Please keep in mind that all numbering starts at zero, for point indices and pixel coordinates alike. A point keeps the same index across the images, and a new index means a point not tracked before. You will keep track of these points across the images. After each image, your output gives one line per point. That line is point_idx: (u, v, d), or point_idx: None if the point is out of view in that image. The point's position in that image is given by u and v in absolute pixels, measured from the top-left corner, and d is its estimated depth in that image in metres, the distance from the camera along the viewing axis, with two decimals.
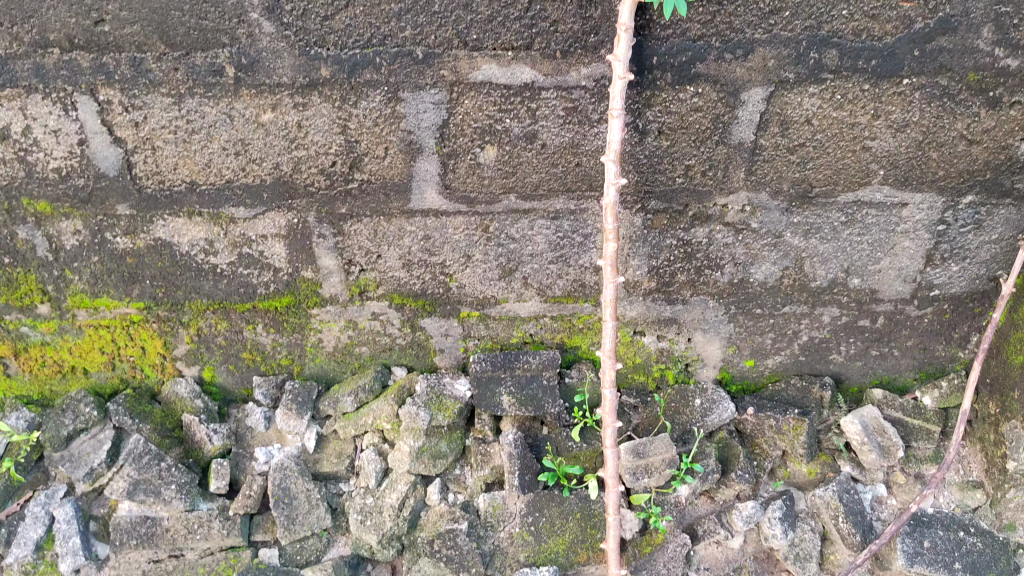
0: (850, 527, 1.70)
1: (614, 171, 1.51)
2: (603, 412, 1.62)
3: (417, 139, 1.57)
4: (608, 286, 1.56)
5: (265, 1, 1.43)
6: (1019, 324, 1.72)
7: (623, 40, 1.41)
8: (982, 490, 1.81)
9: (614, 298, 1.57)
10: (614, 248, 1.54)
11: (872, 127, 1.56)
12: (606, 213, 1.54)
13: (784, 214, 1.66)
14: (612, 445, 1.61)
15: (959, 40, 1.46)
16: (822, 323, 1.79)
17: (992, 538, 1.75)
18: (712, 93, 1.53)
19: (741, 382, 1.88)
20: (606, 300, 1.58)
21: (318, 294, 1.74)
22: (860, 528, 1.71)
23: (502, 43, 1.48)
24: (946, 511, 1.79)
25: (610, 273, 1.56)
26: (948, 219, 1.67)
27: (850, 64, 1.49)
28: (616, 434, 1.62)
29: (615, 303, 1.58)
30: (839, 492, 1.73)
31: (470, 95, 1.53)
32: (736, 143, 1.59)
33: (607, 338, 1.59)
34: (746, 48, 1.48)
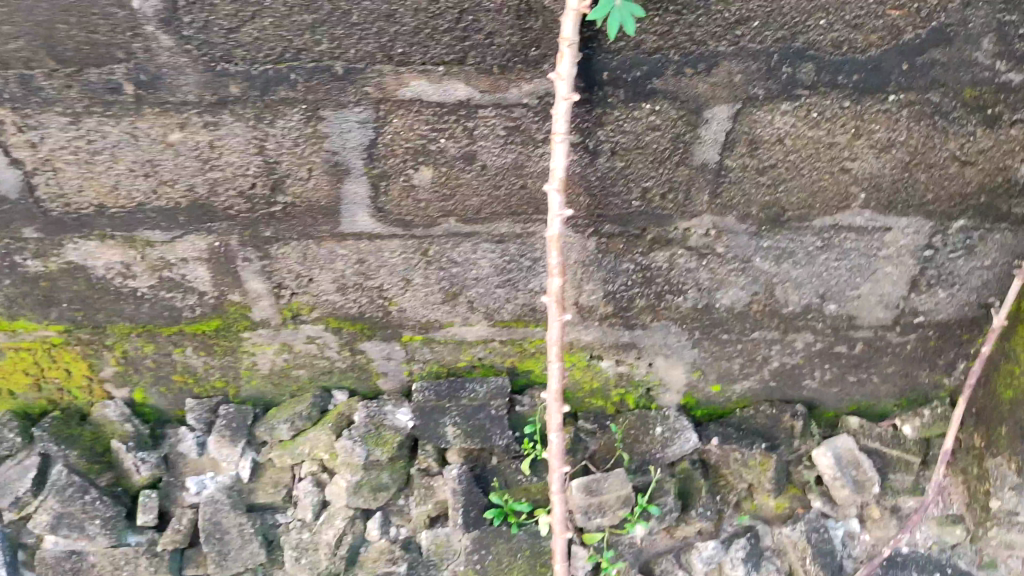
0: (817, 570, 1.62)
1: (558, 202, 1.35)
2: (550, 455, 1.51)
3: (344, 160, 1.44)
4: (554, 325, 1.43)
5: (160, 12, 1.26)
6: (1010, 356, 1.57)
7: (567, 55, 1.24)
8: (963, 525, 1.70)
9: (559, 337, 1.44)
10: (558, 284, 1.40)
11: (853, 147, 1.37)
12: (551, 246, 1.39)
13: (753, 238, 1.50)
14: (559, 491, 1.50)
15: (955, 52, 1.27)
16: (795, 349, 1.66)
17: None
18: (672, 111, 1.35)
19: (707, 406, 1.77)
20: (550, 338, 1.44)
21: (248, 317, 1.65)
22: (830, 570, 1.62)
23: (433, 57, 1.32)
24: (922, 552, 1.71)
25: (555, 311, 1.43)
26: (936, 244, 1.49)
27: (828, 80, 1.30)
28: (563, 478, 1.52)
29: (561, 342, 1.44)
30: (807, 531, 1.65)
31: (399, 113, 1.38)
32: (700, 164, 1.41)
33: (552, 377, 1.46)
34: (709, 63, 1.29)
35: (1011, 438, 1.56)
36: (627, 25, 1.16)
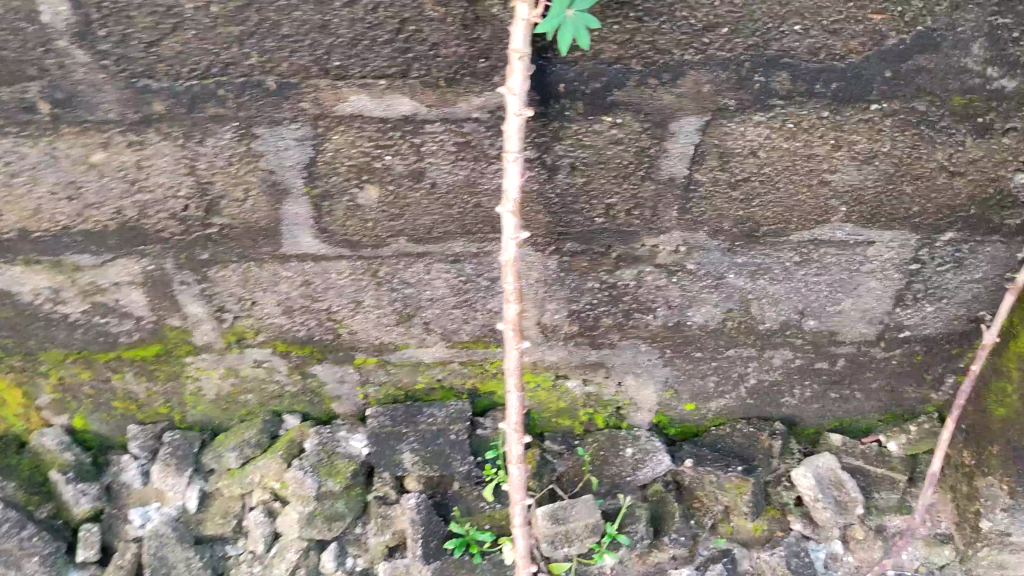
0: None
1: (513, 224, 1.23)
2: (511, 486, 1.42)
3: (282, 179, 1.33)
4: (511, 353, 1.31)
5: (73, 26, 1.14)
6: (1001, 372, 1.46)
7: (518, 68, 1.13)
8: (952, 545, 1.60)
9: (518, 367, 1.34)
10: (515, 311, 1.28)
11: (832, 159, 1.26)
12: (506, 270, 1.27)
13: (726, 254, 1.40)
14: (521, 524, 1.42)
15: (942, 58, 1.15)
16: (773, 365, 1.58)
17: None
18: (635, 123, 1.24)
19: (681, 426, 1.69)
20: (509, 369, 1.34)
21: (190, 342, 1.55)
22: None
23: (374, 70, 1.20)
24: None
25: (512, 338, 1.31)
26: (922, 257, 1.39)
27: (804, 89, 1.19)
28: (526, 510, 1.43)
29: (519, 372, 1.34)
30: (787, 556, 1.57)
31: (340, 129, 1.27)
32: (667, 179, 1.30)
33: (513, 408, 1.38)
34: (675, 72, 1.18)
35: (1002, 458, 1.46)
36: (581, 39, 1.03)
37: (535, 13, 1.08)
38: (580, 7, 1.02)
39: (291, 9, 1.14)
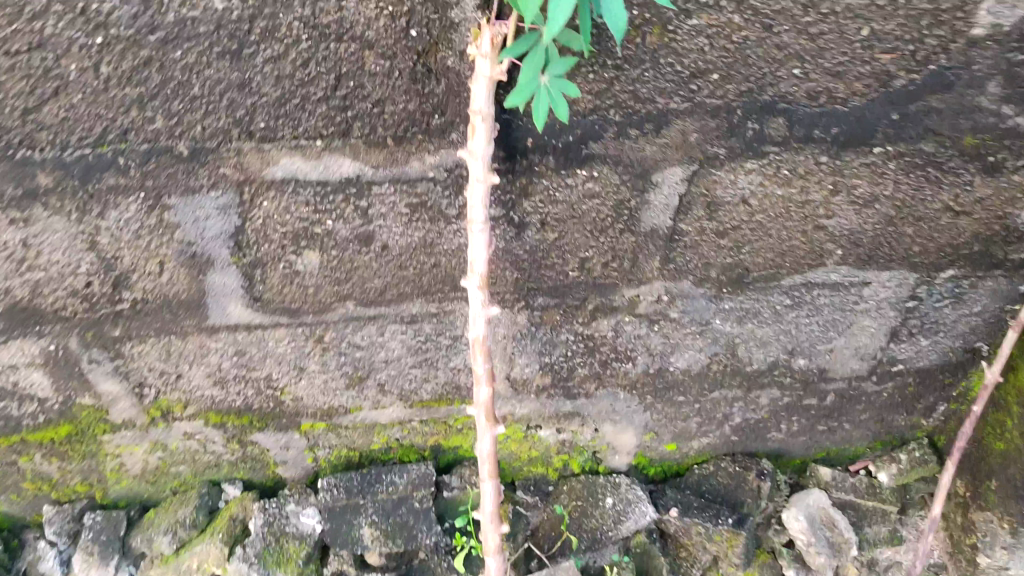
0: None
1: (482, 298, 1.06)
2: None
3: (203, 250, 1.14)
4: (485, 439, 1.15)
5: None
6: (999, 404, 1.39)
7: (481, 128, 0.96)
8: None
9: (492, 454, 1.17)
10: (487, 393, 1.12)
11: (829, 204, 1.13)
12: (475, 348, 1.10)
13: (712, 301, 1.26)
14: None
15: (954, 98, 1.02)
16: (759, 404, 1.48)
17: None
18: (613, 176, 1.08)
19: (661, 464, 1.60)
20: (481, 453, 1.17)
21: (106, 421, 1.38)
22: None
23: (307, 130, 1.02)
24: None
25: (485, 422, 1.14)
26: (919, 295, 1.28)
27: (802, 134, 1.05)
28: None
29: (494, 457, 1.17)
30: None
31: (269, 195, 1.09)
32: (648, 231, 1.16)
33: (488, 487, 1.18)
34: (658, 121, 1.02)
35: (1003, 495, 1.38)
36: (557, 108, 0.87)
37: (498, 69, 0.92)
38: (556, 71, 0.85)
39: (202, 66, 0.95)
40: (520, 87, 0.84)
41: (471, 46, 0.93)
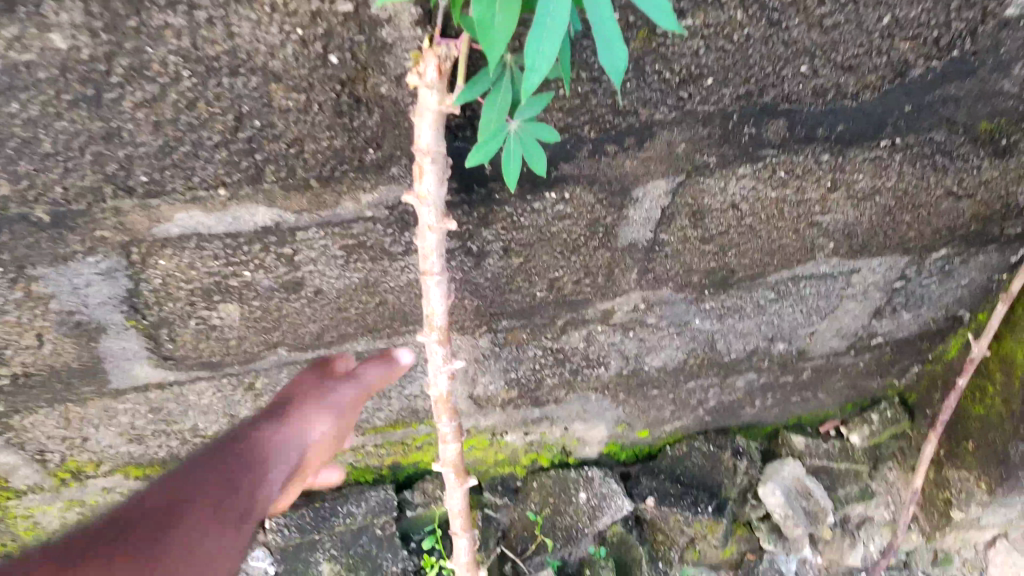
0: None
1: (443, 355, 0.91)
2: None
3: (91, 316, 0.93)
4: (455, 495, 1.03)
5: None
6: (983, 372, 1.29)
7: (430, 172, 0.76)
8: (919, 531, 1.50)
9: (463, 508, 1.05)
10: (454, 452, 0.99)
11: (826, 200, 0.99)
12: (438, 407, 0.96)
13: (692, 304, 1.13)
14: None
15: (975, 84, 0.87)
16: (734, 388, 1.37)
17: None
18: (587, 196, 0.91)
19: (632, 449, 1.48)
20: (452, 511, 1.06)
21: (7, 488, 1.19)
22: None
23: (204, 180, 0.80)
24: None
25: (454, 479, 1.02)
26: (909, 275, 1.17)
27: (803, 135, 0.89)
28: None
29: (466, 511, 1.06)
30: None
31: (168, 253, 0.88)
32: (625, 245, 1.00)
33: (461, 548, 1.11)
34: (640, 135, 0.85)
35: (981, 458, 1.30)
36: (528, 155, 0.70)
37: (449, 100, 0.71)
38: (530, 112, 0.67)
39: (52, 119, 0.71)
40: (483, 143, 0.66)
41: (408, 73, 0.70)
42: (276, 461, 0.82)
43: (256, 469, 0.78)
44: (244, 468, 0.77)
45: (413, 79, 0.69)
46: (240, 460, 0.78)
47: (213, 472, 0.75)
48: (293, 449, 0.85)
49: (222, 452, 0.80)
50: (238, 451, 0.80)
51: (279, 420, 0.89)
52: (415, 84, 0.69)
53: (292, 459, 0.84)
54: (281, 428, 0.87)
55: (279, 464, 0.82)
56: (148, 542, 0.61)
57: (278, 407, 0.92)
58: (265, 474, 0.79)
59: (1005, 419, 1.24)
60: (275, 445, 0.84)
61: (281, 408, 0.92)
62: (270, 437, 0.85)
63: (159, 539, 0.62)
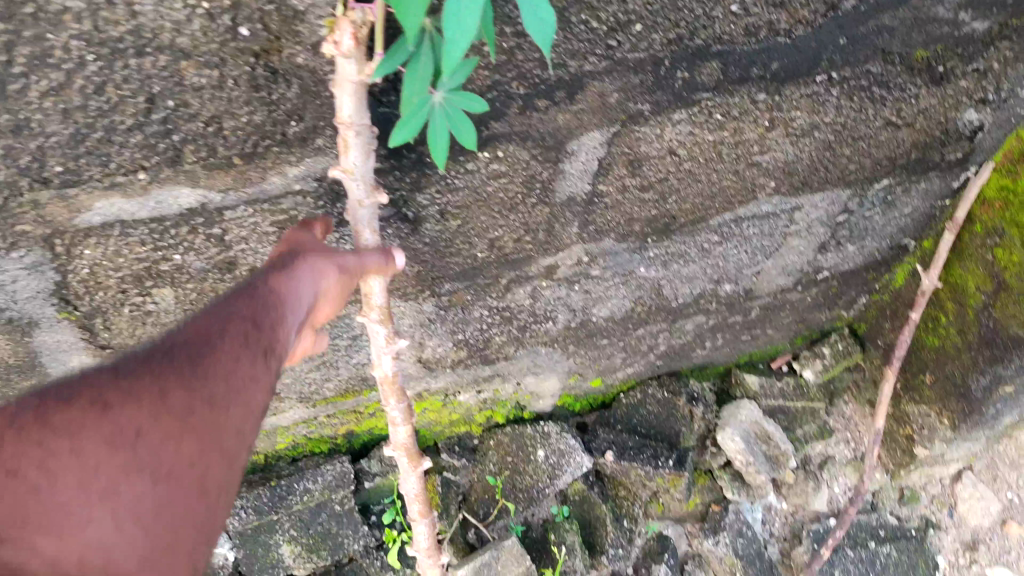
0: None
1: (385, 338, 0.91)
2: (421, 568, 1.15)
3: (20, 312, 0.89)
4: (409, 478, 1.05)
5: None
6: (934, 302, 1.30)
7: (356, 148, 0.74)
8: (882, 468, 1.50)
9: (420, 492, 1.07)
10: (406, 433, 1.01)
11: (764, 141, 0.98)
12: (386, 389, 0.97)
13: (636, 252, 1.12)
14: None
15: (908, 12, 0.86)
16: (684, 331, 1.37)
17: (906, 540, 1.49)
18: (521, 153, 0.89)
19: (586, 398, 1.48)
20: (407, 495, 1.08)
21: None
22: None
23: (122, 165, 0.77)
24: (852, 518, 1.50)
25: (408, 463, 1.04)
26: (851, 207, 1.17)
27: (737, 76, 0.88)
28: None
29: (423, 496, 1.07)
30: (733, 542, 1.43)
31: (92, 242, 0.84)
32: (564, 200, 0.98)
33: (421, 534, 1.10)
34: (571, 88, 0.83)
35: (941, 393, 1.31)
36: (457, 129, 0.69)
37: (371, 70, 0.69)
38: (454, 83, 0.66)
39: None
40: (407, 119, 0.64)
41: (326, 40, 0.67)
42: (273, 321, 0.62)
43: (248, 337, 0.60)
44: (236, 344, 0.58)
45: (331, 53, 0.66)
46: (225, 329, 0.59)
47: (183, 356, 0.55)
48: (311, 293, 0.68)
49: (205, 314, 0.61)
50: (246, 294, 0.63)
51: (275, 269, 0.68)
52: (334, 58, 0.67)
53: (291, 308, 0.65)
54: (284, 277, 0.66)
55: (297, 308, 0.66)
56: (98, 427, 0.47)
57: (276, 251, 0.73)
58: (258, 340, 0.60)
59: (962, 348, 1.25)
60: (277, 297, 0.64)
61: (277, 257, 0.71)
62: (264, 286, 0.64)
63: (106, 426, 0.48)
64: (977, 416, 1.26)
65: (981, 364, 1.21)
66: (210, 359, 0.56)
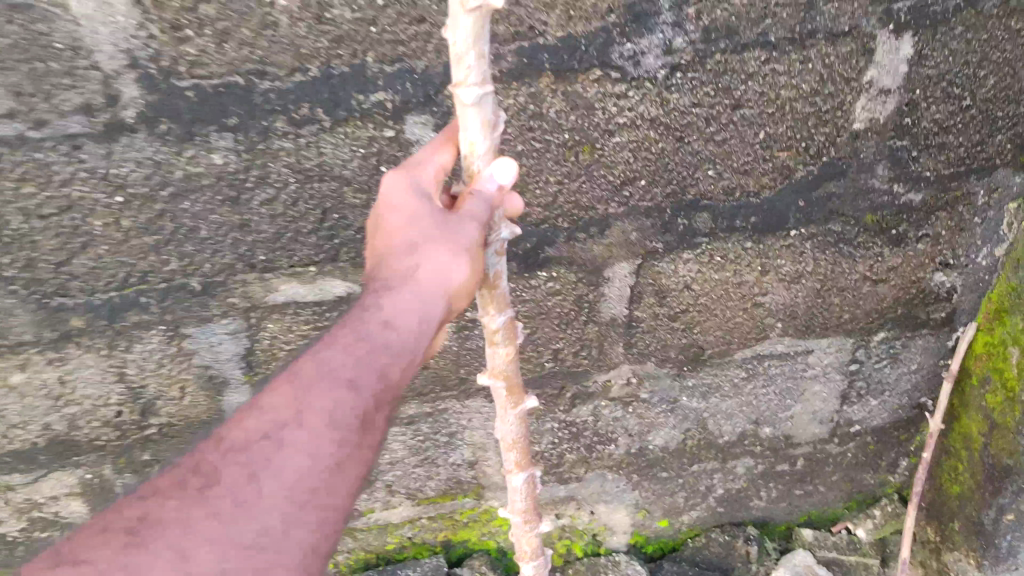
0: None
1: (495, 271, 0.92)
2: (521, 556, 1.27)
3: (218, 372, 1.33)
4: (530, 534, 1.23)
5: None
6: (952, 452, 1.45)
7: (467, 34, 0.72)
8: None
9: (535, 544, 1.25)
10: (524, 501, 1.19)
11: (762, 283, 1.29)
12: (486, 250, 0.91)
13: (676, 379, 1.41)
14: None
15: (849, 182, 1.18)
16: (737, 474, 1.59)
17: None
18: (570, 275, 1.24)
19: (657, 542, 1.69)
20: (506, 442, 1.12)
21: None
22: None
23: (301, 259, 1.20)
24: None
25: (506, 399, 1.06)
26: (860, 357, 1.41)
27: (726, 226, 1.22)
28: (542, 566, 1.29)
29: (537, 546, 1.26)
30: None
31: (274, 317, 1.27)
32: (609, 320, 1.31)
33: (513, 503, 1.20)
34: (601, 225, 1.19)
35: (965, 532, 1.41)
36: None
37: None
38: None
39: (199, 178, 1.10)
40: None
41: None
42: (374, 355, 0.84)
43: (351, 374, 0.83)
44: (324, 392, 0.82)
45: None
46: (316, 388, 0.82)
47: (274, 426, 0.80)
48: (421, 313, 0.87)
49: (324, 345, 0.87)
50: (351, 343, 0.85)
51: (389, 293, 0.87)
52: None
53: (397, 334, 0.86)
54: (393, 299, 0.87)
55: (400, 339, 0.86)
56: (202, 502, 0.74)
57: (395, 210, 0.90)
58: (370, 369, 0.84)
59: (975, 490, 1.38)
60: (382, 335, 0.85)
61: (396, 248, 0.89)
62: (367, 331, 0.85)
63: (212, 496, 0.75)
64: (994, 549, 1.34)
65: (984, 498, 1.34)
66: (320, 415, 0.80)
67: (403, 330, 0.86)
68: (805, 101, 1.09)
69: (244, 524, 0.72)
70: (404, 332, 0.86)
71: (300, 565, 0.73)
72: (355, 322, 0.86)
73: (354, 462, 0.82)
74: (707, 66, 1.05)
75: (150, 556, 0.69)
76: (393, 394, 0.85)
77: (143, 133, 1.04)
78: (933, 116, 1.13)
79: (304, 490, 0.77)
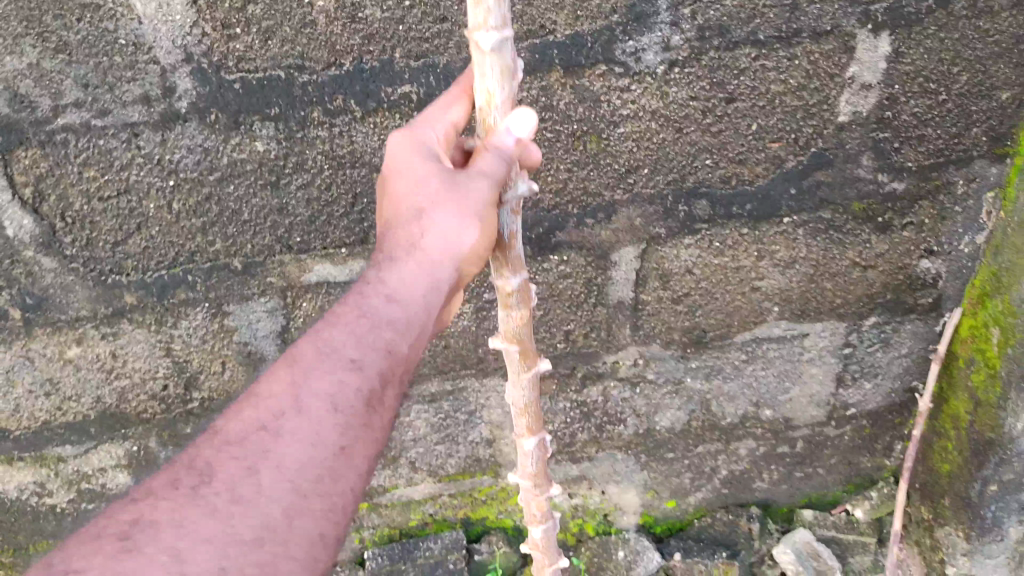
0: None
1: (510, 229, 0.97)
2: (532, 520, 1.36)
3: (256, 348, 1.42)
4: (542, 498, 1.31)
5: (38, 237, 1.24)
6: (941, 433, 1.53)
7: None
8: None
9: (544, 507, 1.33)
10: (536, 463, 1.26)
11: (758, 268, 1.39)
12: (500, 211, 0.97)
13: (680, 361, 1.51)
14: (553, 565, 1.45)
15: (837, 172, 1.28)
16: (740, 456, 1.67)
17: None
18: (580, 259, 1.35)
19: (666, 522, 1.78)
20: (519, 408, 1.19)
21: None
22: None
23: (333, 241, 1.32)
24: None
25: (518, 361, 1.10)
26: (853, 342, 1.50)
27: (723, 212, 1.32)
28: (552, 530, 1.39)
29: (547, 508, 1.34)
30: None
31: (308, 296, 1.37)
32: (616, 303, 1.41)
33: (526, 466, 1.27)
34: (608, 211, 1.30)
35: (955, 507, 1.50)
36: None
37: None
38: None
39: (243, 164, 1.22)
40: None
41: None
42: (374, 340, 0.92)
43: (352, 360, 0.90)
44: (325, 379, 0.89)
45: None
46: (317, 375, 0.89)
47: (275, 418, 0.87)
48: (424, 291, 0.94)
49: (326, 324, 0.94)
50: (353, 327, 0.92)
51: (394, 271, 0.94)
52: None
53: (400, 314, 0.93)
54: (396, 275, 0.94)
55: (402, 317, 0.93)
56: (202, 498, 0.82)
57: (403, 174, 0.97)
58: (371, 350, 0.91)
59: (963, 464, 1.46)
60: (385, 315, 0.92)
61: (404, 213, 0.96)
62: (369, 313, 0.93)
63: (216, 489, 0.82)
64: (979, 519, 1.45)
65: (972, 472, 1.43)
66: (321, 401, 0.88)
67: (407, 309, 0.93)
68: (792, 96, 1.20)
69: (245, 520, 0.80)
70: (408, 309, 0.93)
71: (304, 553, 0.82)
72: (358, 300, 0.94)
73: (360, 440, 0.89)
74: (702, 62, 1.16)
75: (147, 557, 0.76)
76: (397, 369, 0.93)
77: (194, 123, 1.16)
78: (912, 109, 1.22)
79: (309, 474, 0.85)
